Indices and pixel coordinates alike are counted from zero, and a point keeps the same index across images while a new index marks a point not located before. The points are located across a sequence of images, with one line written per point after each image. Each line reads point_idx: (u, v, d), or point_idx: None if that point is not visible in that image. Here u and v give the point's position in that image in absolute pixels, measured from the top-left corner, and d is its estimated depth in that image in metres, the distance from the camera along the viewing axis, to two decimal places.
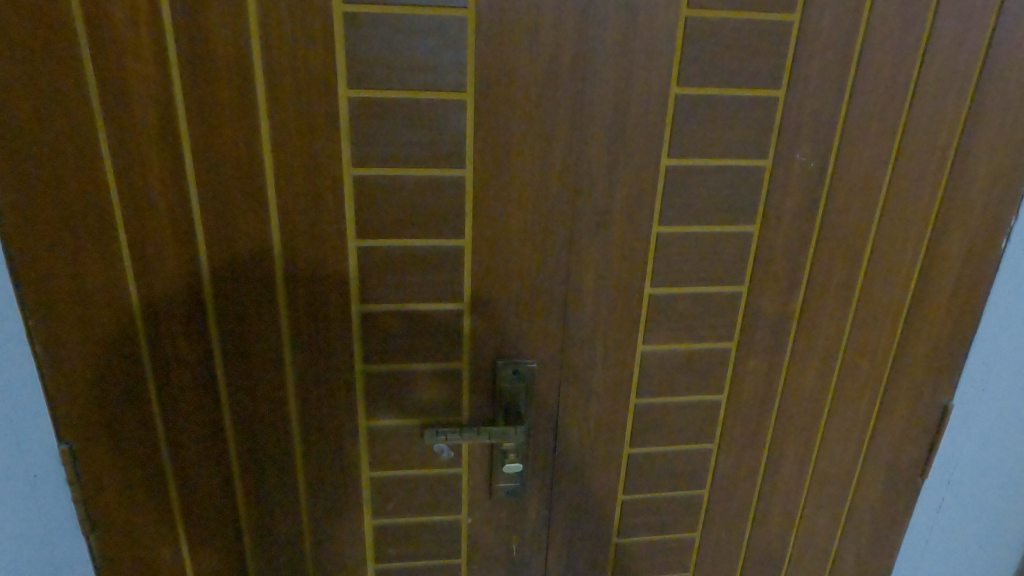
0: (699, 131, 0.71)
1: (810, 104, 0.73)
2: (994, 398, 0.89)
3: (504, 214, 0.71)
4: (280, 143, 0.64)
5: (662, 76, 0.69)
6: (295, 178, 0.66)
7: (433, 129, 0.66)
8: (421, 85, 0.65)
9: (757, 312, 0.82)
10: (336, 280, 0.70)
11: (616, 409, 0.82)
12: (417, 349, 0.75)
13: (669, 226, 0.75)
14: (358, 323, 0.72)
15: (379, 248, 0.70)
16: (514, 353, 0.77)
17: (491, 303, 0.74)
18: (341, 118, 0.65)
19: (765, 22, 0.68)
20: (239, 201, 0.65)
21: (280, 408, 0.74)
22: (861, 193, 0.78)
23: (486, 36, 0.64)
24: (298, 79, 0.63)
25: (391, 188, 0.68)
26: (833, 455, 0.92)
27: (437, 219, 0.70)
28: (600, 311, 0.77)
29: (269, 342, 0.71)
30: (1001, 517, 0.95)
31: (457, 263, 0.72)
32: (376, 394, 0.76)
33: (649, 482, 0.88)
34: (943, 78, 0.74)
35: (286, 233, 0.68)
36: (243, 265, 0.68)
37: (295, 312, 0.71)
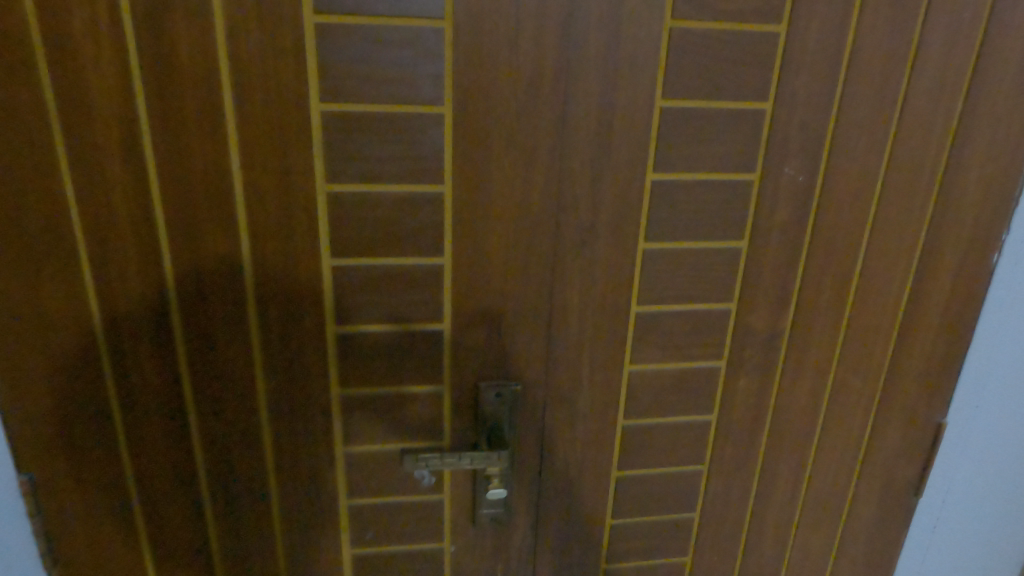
0: (685, 146, 0.69)
1: (801, 115, 0.70)
2: (992, 414, 0.87)
3: (481, 229, 0.68)
4: (248, 157, 0.62)
5: (644, 88, 0.66)
6: (266, 193, 0.63)
7: (408, 144, 0.64)
8: (394, 96, 0.62)
9: (746, 331, 0.78)
10: (308, 301, 0.67)
11: (602, 431, 0.80)
12: (397, 370, 0.72)
13: (655, 242, 0.72)
14: (334, 344, 0.70)
15: (357, 268, 0.67)
16: (499, 375, 0.74)
17: (472, 323, 0.72)
18: (311, 132, 0.62)
19: (749, 33, 0.66)
20: (206, 219, 0.63)
21: (252, 433, 0.71)
22: (853, 207, 0.75)
23: (461, 46, 0.61)
24: (264, 89, 0.60)
25: (364, 203, 0.65)
26: (827, 477, 0.88)
27: (413, 237, 0.67)
28: (585, 330, 0.75)
29: (240, 364, 0.69)
30: (993, 528, 0.94)
31: (436, 283, 0.69)
32: (353, 420, 0.73)
33: (637, 505, 0.85)
34: (935, 88, 0.71)
35: (257, 251, 0.65)
36: (212, 286, 0.65)
37: (267, 334, 0.68)
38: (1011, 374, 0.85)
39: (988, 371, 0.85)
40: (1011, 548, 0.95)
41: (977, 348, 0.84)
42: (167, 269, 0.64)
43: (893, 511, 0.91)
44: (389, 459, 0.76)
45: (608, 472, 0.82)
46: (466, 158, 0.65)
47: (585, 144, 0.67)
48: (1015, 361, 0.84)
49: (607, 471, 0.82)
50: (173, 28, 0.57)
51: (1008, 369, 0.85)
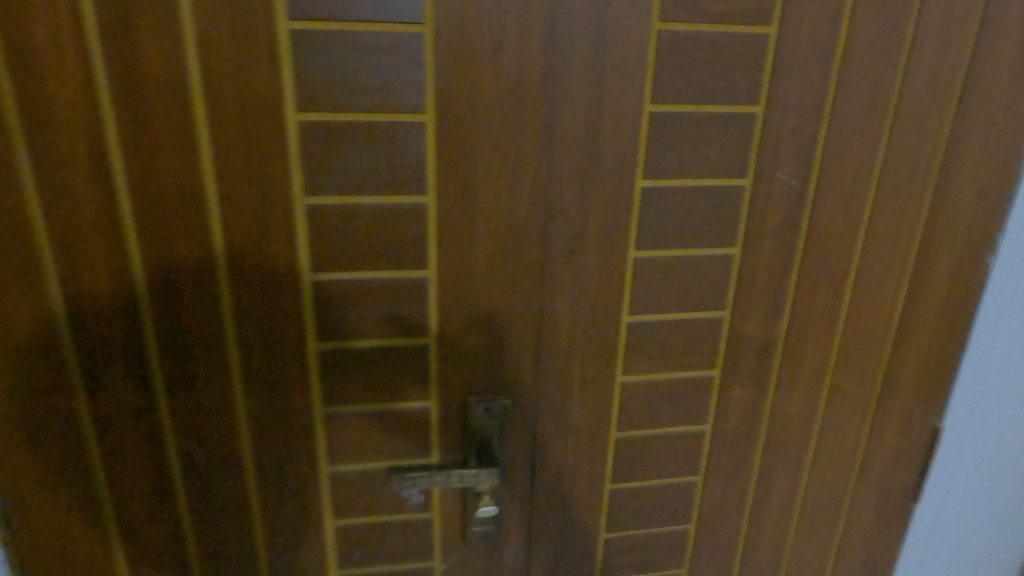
0: (674, 151, 0.67)
1: (793, 118, 0.68)
2: (989, 418, 0.86)
3: (466, 241, 0.66)
4: (222, 169, 0.60)
5: (632, 93, 0.64)
6: (243, 206, 0.61)
7: (389, 153, 0.61)
8: (373, 103, 0.60)
9: (739, 339, 0.77)
10: (288, 317, 0.65)
11: (594, 443, 0.78)
12: (381, 386, 0.70)
13: (645, 250, 0.70)
14: (316, 360, 0.67)
15: (338, 282, 0.65)
16: (487, 389, 0.72)
17: (459, 336, 0.69)
18: (287, 142, 0.60)
19: (739, 35, 0.64)
20: (180, 232, 0.61)
21: (232, 454, 0.69)
22: (847, 211, 0.73)
23: (442, 51, 0.59)
24: (238, 98, 0.58)
25: (344, 215, 0.63)
26: (823, 484, 0.87)
27: (396, 249, 0.65)
28: (575, 341, 0.73)
29: (218, 381, 0.66)
30: (991, 532, 0.93)
31: (420, 296, 0.67)
32: (337, 438, 0.71)
33: (631, 517, 0.83)
34: (928, 89, 0.69)
35: (234, 266, 0.63)
36: (186, 300, 0.63)
37: (246, 351, 0.66)
38: (1007, 376, 0.84)
39: (985, 376, 0.84)
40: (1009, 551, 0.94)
41: (973, 352, 0.83)
42: (140, 286, 0.62)
43: (890, 517, 0.90)
44: (375, 477, 0.73)
45: (600, 486, 0.80)
46: (450, 168, 0.63)
47: (573, 151, 0.65)
48: (1011, 363, 0.83)
49: (599, 485, 0.80)
50: (140, 35, 0.55)
51: (1004, 371, 0.84)
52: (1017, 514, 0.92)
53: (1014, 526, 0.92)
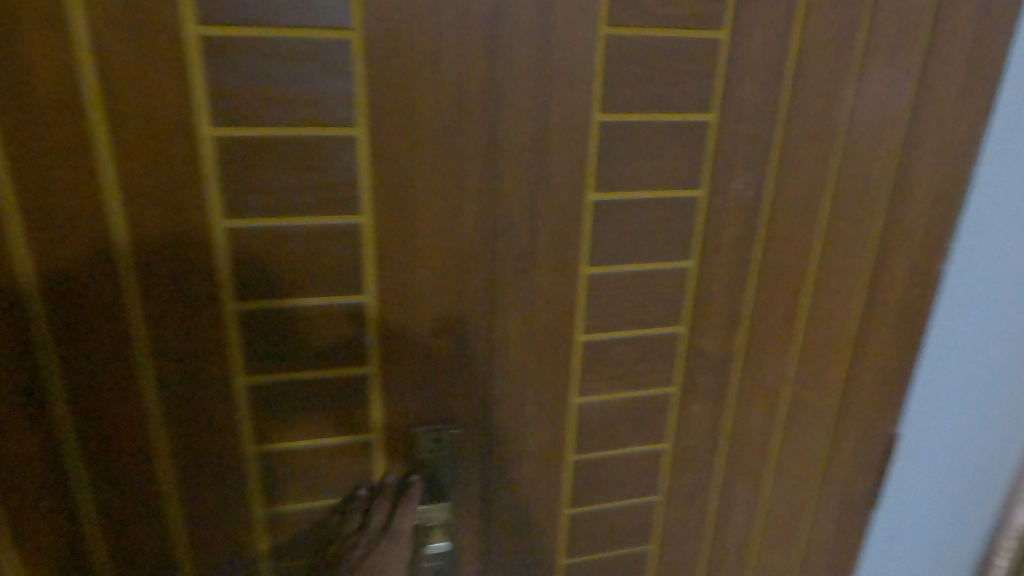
0: (626, 162, 0.63)
1: (748, 126, 0.65)
2: (939, 437, 0.86)
3: (406, 263, 0.61)
4: (127, 192, 0.53)
5: (581, 102, 0.60)
6: (154, 231, 0.55)
7: (318, 170, 0.56)
8: (298, 116, 0.55)
9: (698, 354, 0.74)
10: (210, 350, 0.59)
11: (551, 467, 0.74)
12: (318, 420, 0.64)
13: (599, 266, 0.67)
14: (244, 396, 0.62)
15: (266, 311, 0.59)
16: (436, 418, 0.68)
17: (402, 365, 0.65)
18: (201, 160, 0.54)
19: (691, 40, 0.61)
20: (81, 263, 0.54)
21: (153, 500, 0.63)
22: (803, 220, 0.71)
23: (374, 59, 0.54)
24: (142, 113, 0.52)
25: (270, 239, 0.57)
26: (785, 497, 0.85)
27: (329, 274, 0.60)
28: (528, 364, 0.69)
29: (135, 423, 0.60)
30: (947, 529, 0.93)
31: (358, 323, 0.62)
32: (272, 477, 0.66)
33: (590, 541, 0.80)
34: (883, 94, 0.67)
35: (146, 298, 0.57)
36: (94, 337, 0.56)
37: (164, 389, 0.60)
38: (963, 376, 0.84)
39: (938, 392, 0.84)
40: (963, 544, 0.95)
41: (924, 370, 0.83)
42: (37, 323, 0.55)
43: (852, 525, 0.89)
44: (315, 515, 0.69)
45: (557, 511, 0.76)
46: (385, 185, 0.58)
47: (518, 164, 0.61)
48: (967, 364, 0.83)
49: (556, 510, 0.76)
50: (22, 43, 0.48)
51: (960, 372, 0.83)
52: (971, 509, 0.92)
53: (968, 520, 0.93)
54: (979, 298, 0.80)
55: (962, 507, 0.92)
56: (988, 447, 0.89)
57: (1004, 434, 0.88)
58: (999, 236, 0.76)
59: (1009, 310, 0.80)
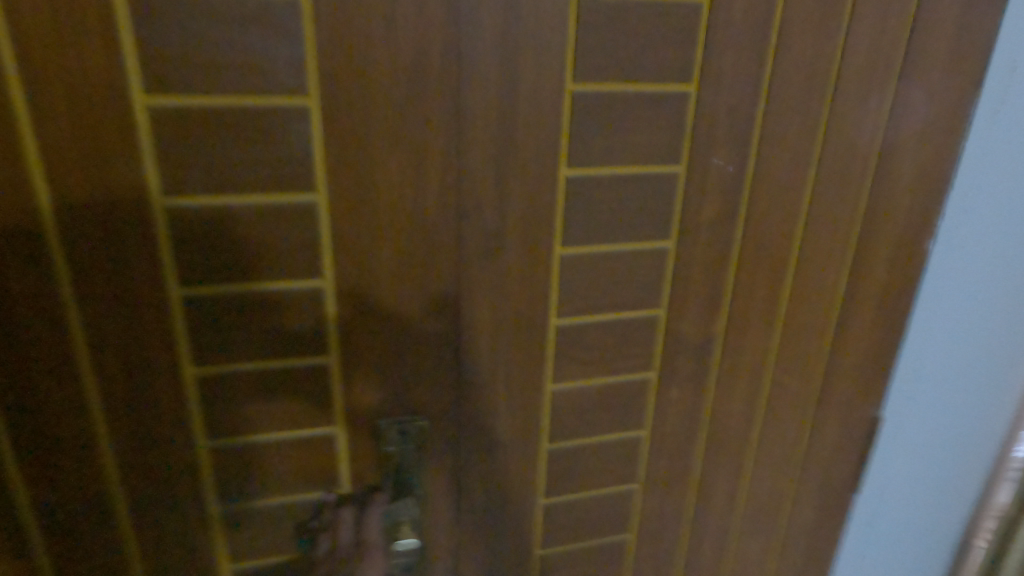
0: (601, 137, 0.60)
1: (729, 98, 0.62)
2: (921, 419, 0.85)
3: (366, 246, 0.57)
4: (54, 168, 0.49)
5: (552, 71, 0.56)
6: (86, 213, 0.50)
7: (267, 144, 0.52)
8: (242, 84, 0.50)
9: (677, 338, 0.71)
10: (154, 342, 0.55)
11: (524, 457, 0.71)
12: (275, 413, 0.61)
13: (573, 247, 0.63)
14: (194, 387, 0.58)
15: (215, 298, 0.55)
16: (403, 409, 0.64)
17: (365, 353, 0.61)
18: (136, 135, 0.49)
19: (669, 4, 0.57)
20: (4, 246, 0.49)
21: (98, 501, 0.58)
22: (786, 198, 0.68)
23: (325, 22, 0.50)
24: (67, 81, 0.47)
25: (216, 222, 0.53)
26: (765, 483, 0.83)
27: (283, 257, 0.56)
28: (499, 351, 0.65)
29: (74, 418, 0.55)
30: (928, 511, 0.92)
31: (317, 309, 0.58)
32: (226, 476, 0.62)
33: (566, 531, 0.77)
34: (870, 65, 0.64)
35: (81, 283, 0.52)
36: (23, 327, 0.52)
37: (106, 384, 0.55)
38: (946, 357, 0.82)
39: (915, 386, 0.83)
40: (944, 526, 0.94)
41: (900, 366, 0.82)
42: None
43: (832, 510, 0.88)
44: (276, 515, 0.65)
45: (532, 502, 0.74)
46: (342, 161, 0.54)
47: (486, 138, 0.57)
48: (950, 345, 0.81)
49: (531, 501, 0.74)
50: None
51: (943, 352, 0.82)
52: (951, 490, 0.91)
53: (949, 502, 0.92)
54: (958, 291, 0.78)
55: (934, 504, 0.92)
56: (970, 428, 0.87)
57: (978, 431, 0.88)
58: (976, 233, 0.75)
59: (985, 308, 0.79)
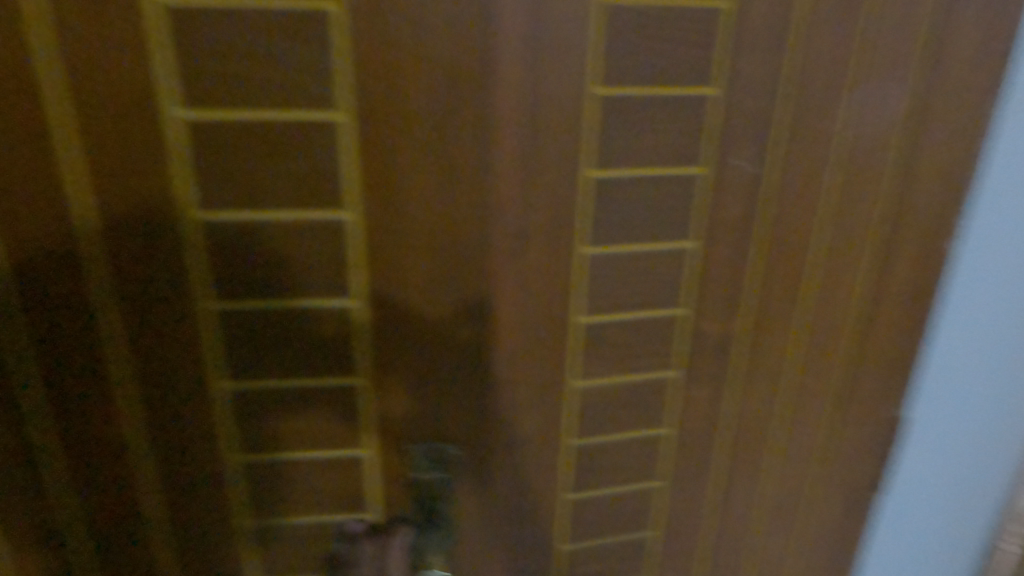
0: (624, 139, 0.61)
1: (749, 100, 0.63)
2: (944, 421, 0.85)
3: (391, 252, 0.60)
4: (98, 186, 0.52)
5: (575, 75, 0.58)
6: (126, 222, 0.54)
7: (297, 160, 0.55)
8: (275, 98, 0.53)
9: (698, 336, 0.72)
10: (188, 341, 0.59)
11: (548, 453, 0.73)
12: (301, 418, 0.64)
13: (596, 246, 0.65)
14: (225, 393, 0.62)
15: (244, 311, 0.59)
16: (427, 415, 0.67)
17: (386, 364, 0.64)
18: (172, 147, 0.53)
19: (691, 9, 0.58)
20: (54, 257, 0.53)
21: (137, 493, 0.63)
22: (806, 198, 0.69)
23: (353, 37, 0.52)
24: (108, 96, 0.50)
25: (246, 230, 0.56)
26: (786, 481, 0.84)
27: (310, 270, 0.59)
28: (523, 349, 0.67)
29: (116, 418, 0.60)
30: (952, 513, 0.92)
31: (341, 322, 0.61)
32: (255, 468, 0.65)
33: (589, 526, 0.79)
34: (889, 66, 0.65)
35: (122, 296, 0.56)
36: (71, 336, 0.56)
37: (145, 381, 0.59)
38: (968, 359, 0.82)
39: (937, 390, 0.83)
40: (969, 527, 0.94)
41: (923, 370, 0.82)
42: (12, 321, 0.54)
43: (855, 509, 0.88)
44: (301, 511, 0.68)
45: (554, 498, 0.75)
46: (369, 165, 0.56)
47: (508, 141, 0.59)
48: (973, 347, 0.81)
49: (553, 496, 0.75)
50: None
51: (966, 354, 0.82)
52: (976, 493, 0.91)
53: (975, 504, 0.92)
54: (980, 293, 0.78)
55: (957, 511, 0.92)
56: (995, 431, 0.87)
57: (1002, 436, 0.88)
58: (998, 237, 0.75)
59: (1007, 313, 0.80)
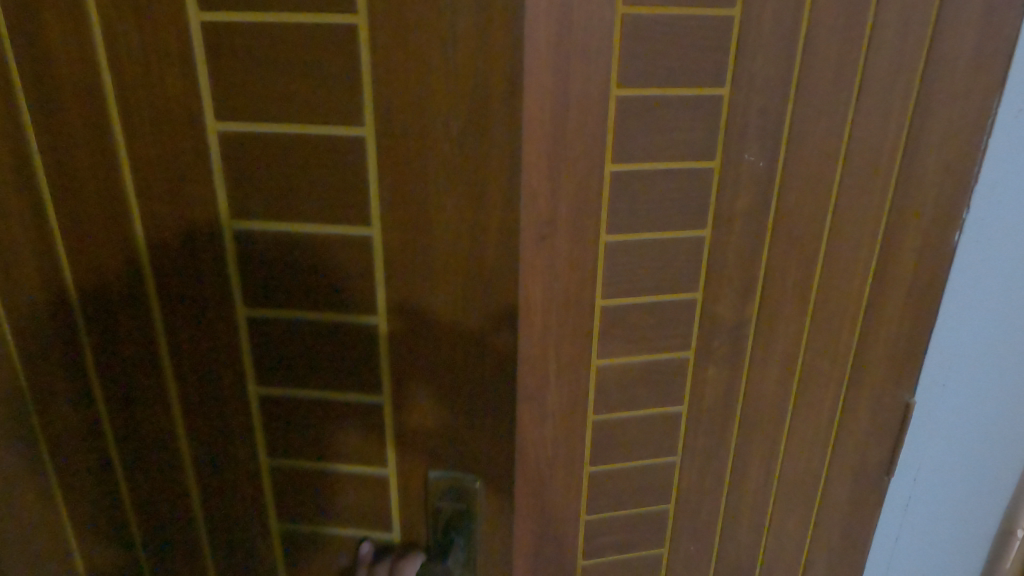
0: (642, 135, 0.67)
1: (759, 99, 0.69)
2: (952, 412, 0.88)
3: (411, 266, 0.58)
4: (144, 191, 0.56)
5: (599, 78, 0.64)
6: (171, 231, 0.57)
7: (326, 172, 0.55)
8: (309, 109, 0.54)
9: (713, 320, 0.78)
10: (225, 349, 0.61)
11: (572, 425, 0.79)
12: (328, 436, 0.65)
13: (617, 234, 0.71)
14: (258, 403, 0.64)
15: (277, 322, 0.61)
16: (447, 439, 0.64)
17: (403, 385, 0.62)
18: (208, 156, 0.55)
19: (703, 17, 0.64)
20: (111, 245, 0.58)
21: (180, 490, 0.66)
22: (813, 192, 0.74)
23: (375, 41, 0.51)
24: (154, 112, 0.54)
25: (276, 239, 0.58)
26: (798, 462, 0.88)
27: (336, 284, 0.59)
28: (550, 327, 0.74)
29: (159, 417, 0.64)
30: (966, 506, 0.95)
31: (364, 338, 0.61)
32: (287, 481, 0.67)
33: (610, 497, 0.85)
34: (892, 68, 0.70)
35: (166, 300, 0.60)
36: (120, 329, 0.60)
37: (183, 385, 0.63)
38: (977, 353, 0.85)
39: (941, 387, 0.87)
40: (986, 523, 0.96)
41: (928, 368, 0.85)
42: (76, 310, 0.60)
43: (867, 492, 0.92)
44: (325, 527, 0.68)
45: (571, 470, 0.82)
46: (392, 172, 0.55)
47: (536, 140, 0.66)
48: (982, 341, 0.84)
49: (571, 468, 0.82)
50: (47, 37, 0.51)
51: (975, 348, 0.85)
52: (991, 487, 0.94)
53: (990, 499, 0.94)
54: (989, 289, 0.82)
55: (971, 504, 0.95)
56: (1007, 427, 0.90)
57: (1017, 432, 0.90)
58: (998, 241, 0.79)
59: (1011, 317, 0.83)
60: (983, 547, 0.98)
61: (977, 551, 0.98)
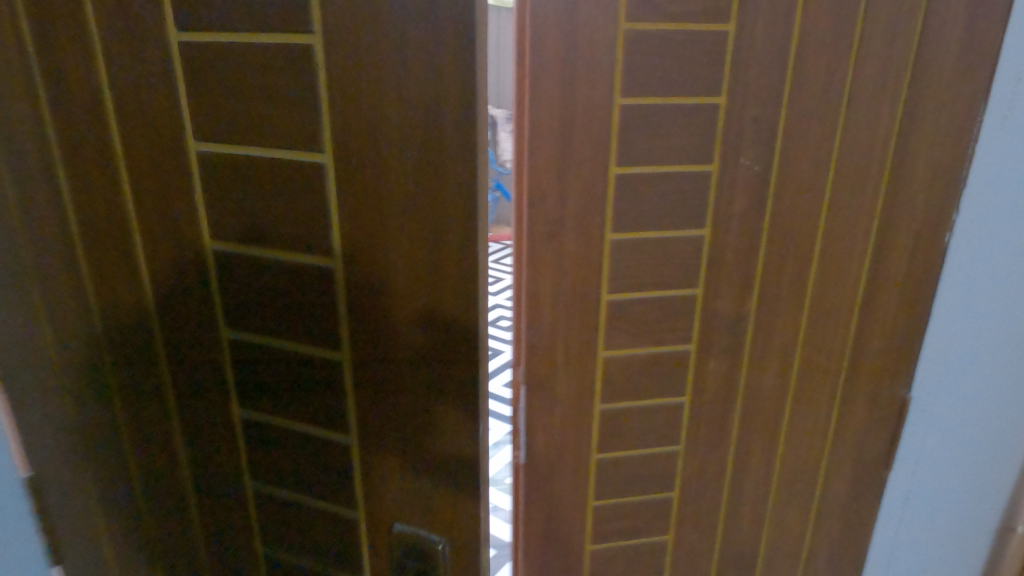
0: (644, 140, 0.73)
1: (754, 107, 0.74)
2: (954, 416, 0.89)
3: (390, 299, 0.46)
4: (134, 202, 0.47)
5: (603, 87, 0.70)
6: (157, 255, 0.49)
7: (286, 204, 0.45)
8: (269, 136, 0.44)
9: (713, 314, 0.82)
10: (214, 386, 0.52)
11: (580, 412, 0.84)
12: (312, 483, 0.53)
13: (621, 232, 0.77)
14: (245, 435, 0.54)
15: (262, 348, 0.51)
16: (410, 520, 0.51)
17: (387, 444, 0.50)
18: (189, 174, 0.46)
19: (701, 31, 0.70)
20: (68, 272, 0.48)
21: (170, 531, 0.57)
22: (808, 194, 0.79)
23: (336, 62, 0.41)
24: (138, 127, 0.45)
25: (254, 275, 0.48)
26: (799, 454, 0.92)
27: (311, 321, 0.48)
28: (559, 318, 0.79)
29: (143, 449, 0.54)
30: (970, 513, 0.95)
31: (346, 380, 0.49)
32: (273, 529, 0.56)
33: (617, 484, 0.89)
34: (880, 77, 0.74)
35: (156, 322, 0.51)
36: (103, 358, 0.51)
37: (172, 428, 0.54)
38: (979, 357, 0.86)
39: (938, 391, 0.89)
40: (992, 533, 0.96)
41: (921, 368, 0.89)
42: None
43: (866, 486, 0.95)
44: None
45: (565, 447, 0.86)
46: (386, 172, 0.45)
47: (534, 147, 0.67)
48: (983, 344, 0.85)
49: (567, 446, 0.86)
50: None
51: (976, 351, 0.86)
52: (996, 495, 0.93)
53: (995, 507, 0.94)
54: (987, 291, 0.83)
55: (975, 511, 0.95)
56: (1013, 434, 0.90)
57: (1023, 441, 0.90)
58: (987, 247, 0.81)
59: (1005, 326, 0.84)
60: (989, 558, 0.97)
61: (982, 560, 0.98)
